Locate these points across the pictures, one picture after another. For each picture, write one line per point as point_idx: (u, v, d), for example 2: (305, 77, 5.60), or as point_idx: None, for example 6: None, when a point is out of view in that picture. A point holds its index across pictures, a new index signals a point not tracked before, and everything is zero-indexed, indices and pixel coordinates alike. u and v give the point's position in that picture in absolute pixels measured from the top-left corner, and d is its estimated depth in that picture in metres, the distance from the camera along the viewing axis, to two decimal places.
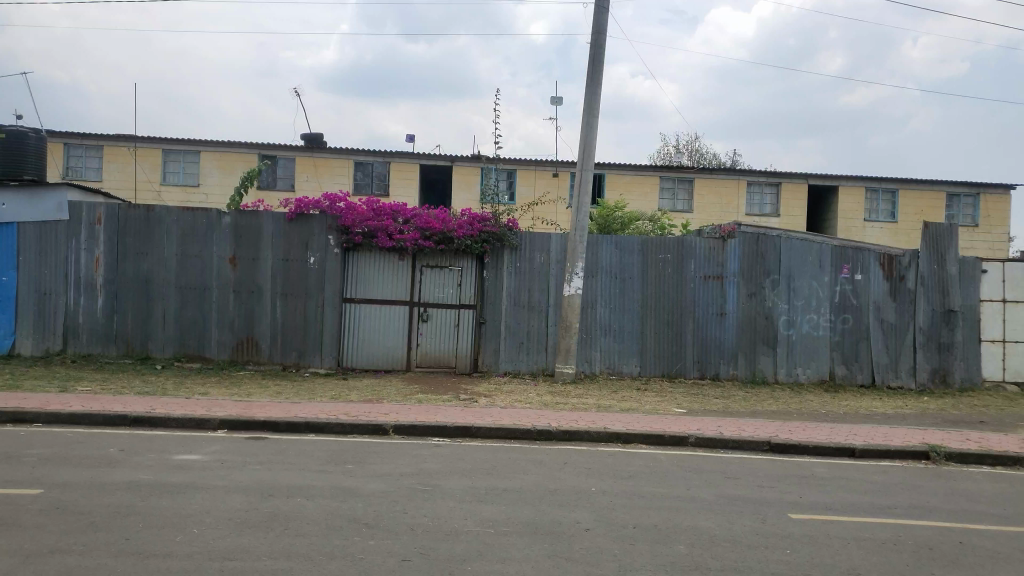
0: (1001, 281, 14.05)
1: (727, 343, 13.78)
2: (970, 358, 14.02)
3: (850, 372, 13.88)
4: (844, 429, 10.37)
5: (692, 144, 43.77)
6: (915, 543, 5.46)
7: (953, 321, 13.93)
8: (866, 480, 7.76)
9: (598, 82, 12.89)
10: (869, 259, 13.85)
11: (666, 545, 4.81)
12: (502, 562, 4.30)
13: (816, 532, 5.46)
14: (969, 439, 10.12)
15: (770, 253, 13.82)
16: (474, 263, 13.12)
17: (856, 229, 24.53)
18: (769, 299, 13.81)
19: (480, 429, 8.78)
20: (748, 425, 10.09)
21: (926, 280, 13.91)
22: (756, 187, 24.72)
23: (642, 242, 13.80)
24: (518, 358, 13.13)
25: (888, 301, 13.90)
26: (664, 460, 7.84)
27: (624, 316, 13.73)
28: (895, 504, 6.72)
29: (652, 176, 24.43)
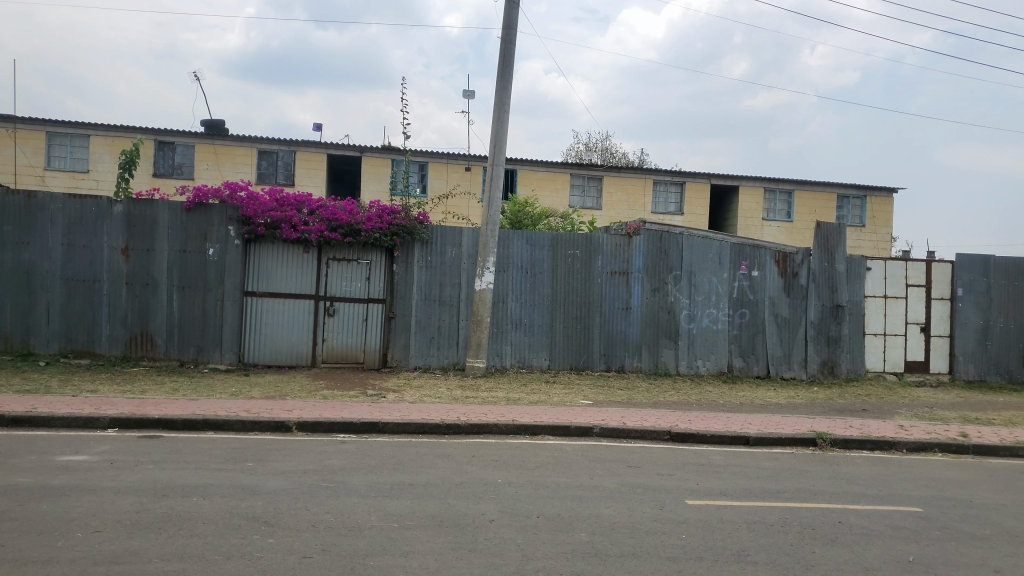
0: (884, 278, 14.99)
1: (632, 336, 14.14)
2: (856, 351, 14.88)
3: (747, 364, 14.50)
4: (740, 418, 10.83)
5: (603, 143, 44.52)
6: (801, 524, 5.77)
7: (841, 315, 14.75)
8: (759, 466, 8.14)
9: (509, 77, 12.96)
10: (765, 256, 14.50)
11: (568, 533, 4.91)
12: (405, 555, 4.28)
13: (710, 517, 5.69)
14: (852, 426, 10.76)
15: (673, 250, 14.26)
16: (383, 256, 12.96)
17: (755, 228, 25.60)
18: (671, 295, 14.25)
19: (387, 424, 8.70)
20: (651, 415, 10.40)
21: (818, 276, 14.66)
22: (662, 186, 25.44)
23: (552, 238, 13.96)
24: (428, 352, 13.07)
25: (782, 296, 14.59)
26: (570, 451, 8.00)
27: (534, 311, 13.87)
28: (785, 488, 7.09)
29: (563, 173, 24.74)
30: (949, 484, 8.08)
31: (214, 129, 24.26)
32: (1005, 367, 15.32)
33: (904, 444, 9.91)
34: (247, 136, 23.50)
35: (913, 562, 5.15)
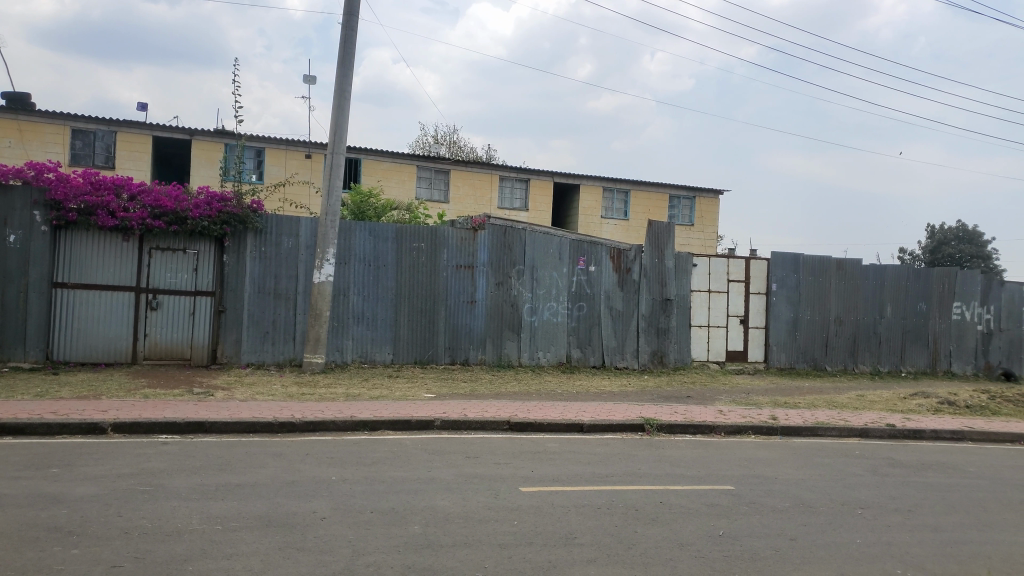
0: (707, 274, 16.14)
1: (476, 329, 14.31)
2: (682, 342, 15.91)
3: (584, 354, 15.11)
4: (577, 406, 11.28)
5: (451, 135, 44.59)
6: (626, 507, 6.10)
7: (669, 308, 15.71)
8: (591, 452, 8.51)
9: (350, 64, 12.68)
10: (601, 252, 15.14)
11: (401, 526, 4.90)
12: (228, 558, 4.11)
13: (541, 503, 5.90)
14: (677, 412, 11.52)
15: (516, 245, 14.56)
16: (213, 246, 12.29)
17: (595, 225, 26.69)
18: (514, 288, 14.57)
19: (215, 424, 8.27)
20: (491, 407, 10.59)
21: (648, 272, 15.51)
22: (507, 182, 25.89)
23: (396, 230, 13.83)
24: (262, 347, 12.56)
25: (616, 291, 15.31)
26: (409, 444, 7.98)
27: (377, 304, 13.68)
28: (613, 472, 7.46)
29: (409, 164, 24.52)
30: (759, 463, 8.85)
31: (18, 102, 21.96)
32: (811, 355, 16.96)
33: (722, 428, 10.73)
34: (58, 113, 21.46)
35: (722, 535, 5.60)
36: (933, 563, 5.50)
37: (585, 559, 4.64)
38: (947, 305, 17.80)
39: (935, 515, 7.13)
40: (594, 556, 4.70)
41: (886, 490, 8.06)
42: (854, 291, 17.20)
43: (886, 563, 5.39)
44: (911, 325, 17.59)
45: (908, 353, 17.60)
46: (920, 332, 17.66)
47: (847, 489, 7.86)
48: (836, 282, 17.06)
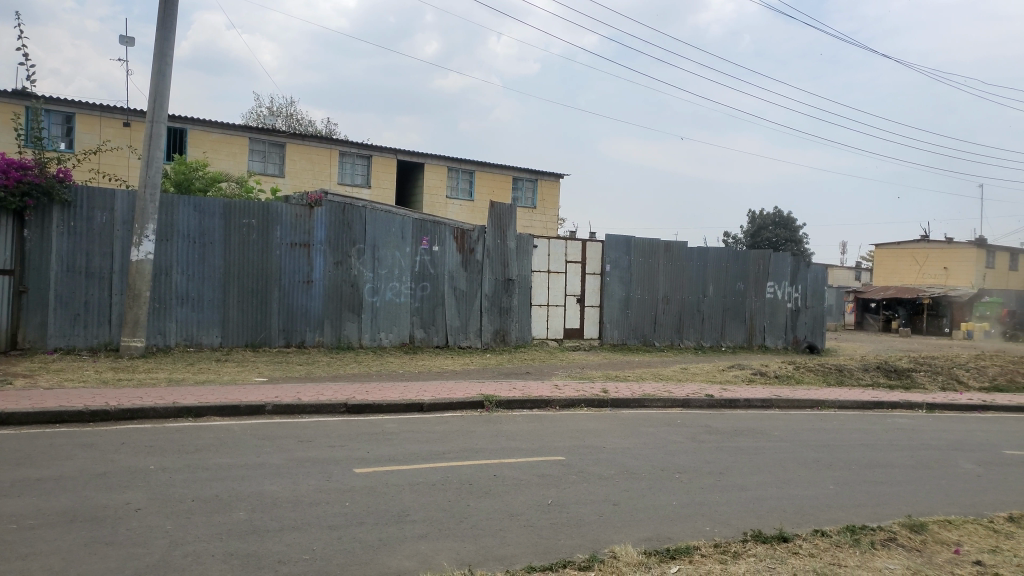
0: (546, 255, 16.65)
1: (313, 310, 13.91)
2: (523, 321, 16.34)
3: (426, 335, 15.11)
4: (417, 386, 11.31)
5: (288, 108, 42.69)
6: (459, 481, 6.22)
7: (510, 288, 16.06)
8: (430, 430, 8.58)
9: (172, 27, 11.82)
10: (444, 232, 15.18)
11: (225, 514, 4.72)
12: (25, 559, 3.79)
13: (376, 483, 5.88)
14: (516, 388, 11.84)
15: (356, 224, 14.27)
16: (12, 220, 11.09)
17: (439, 205, 26.66)
18: (354, 268, 14.29)
19: (13, 416, 7.54)
20: (328, 389, 10.39)
21: (491, 252, 15.76)
22: (348, 158, 25.27)
23: (225, 205, 13.12)
24: (72, 331, 11.54)
25: (459, 270, 15.42)
26: (237, 430, 7.66)
27: (204, 284, 12.96)
28: (449, 449, 7.57)
29: (241, 136, 23.29)
30: (590, 434, 9.30)
31: None
32: (641, 332, 17.97)
33: (557, 402, 11.15)
34: None
35: (550, 504, 5.85)
36: (737, 517, 6.05)
37: (417, 535, 4.69)
38: (762, 284, 19.44)
39: (742, 475, 7.83)
40: (426, 531, 4.77)
41: (702, 455, 8.75)
42: (681, 272, 18.38)
43: (697, 520, 5.86)
44: (730, 303, 19.06)
45: (727, 329, 19.06)
46: (738, 309, 19.18)
47: (667, 456, 8.43)
48: (665, 263, 18.14)
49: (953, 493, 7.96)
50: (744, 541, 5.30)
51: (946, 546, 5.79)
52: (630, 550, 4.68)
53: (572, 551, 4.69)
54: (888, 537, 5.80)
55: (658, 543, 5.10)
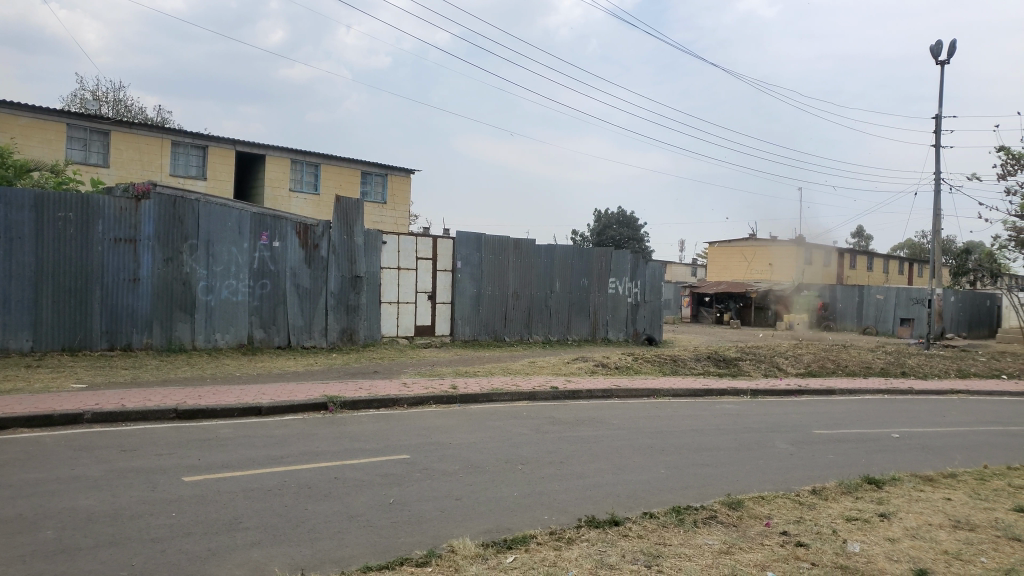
0: (395, 251, 16.51)
1: (140, 311, 13.00)
2: (371, 319, 16.08)
3: (267, 335, 14.51)
4: (257, 389, 10.86)
5: (114, 93, 39.55)
6: (298, 485, 6.05)
7: (357, 285, 15.77)
8: (269, 434, 8.27)
9: None
10: (286, 227, 14.68)
11: (30, 534, 4.34)
12: None
13: (206, 491, 5.60)
14: (362, 388, 11.65)
15: (188, 218, 13.49)
16: None
17: (282, 199, 25.68)
18: (186, 265, 13.50)
19: None
20: (156, 394, 9.75)
21: (336, 249, 15.41)
22: (181, 148, 23.77)
23: (36, 197, 12.01)
24: None
25: (303, 268, 14.95)
26: (49, 442, 7.04)
27: (11, 283, 11.78)
28: (289, 453, 7.33)
29: (57, 121, 21.33)
30: (436, 431, 9.32)
31: None
32: (491, 328, 18.22)
33: (404, 400, 11.09)
34: None
35: (391, 503, 5.82)
36: (573, 504, 6.31)
37: (249, 543, 4.52)
38: (605, 280, 20.29)
39: (581, 463, 8.15)
40: (259, 538, 4.61)
41: (544, 445, 9.02)
42: (529, 269, 18.83)
43: (536, 510, 6.04)
44: (576, 298, 19.74)
45: (573, 323, 19.73)
46: (583, 304, 19.90)
47: (511, 449, 8.62)
48: (513, 260, 18.50)
49: (769, 471, 8.70)
50: (578, 527, 5.53)
51: (758, 519, 6.34)
52: (467, 543, 4.76)
53: (410, 549, 4.70)
54: (709, 515, 6.26)
55: (497, 534, 5.22)
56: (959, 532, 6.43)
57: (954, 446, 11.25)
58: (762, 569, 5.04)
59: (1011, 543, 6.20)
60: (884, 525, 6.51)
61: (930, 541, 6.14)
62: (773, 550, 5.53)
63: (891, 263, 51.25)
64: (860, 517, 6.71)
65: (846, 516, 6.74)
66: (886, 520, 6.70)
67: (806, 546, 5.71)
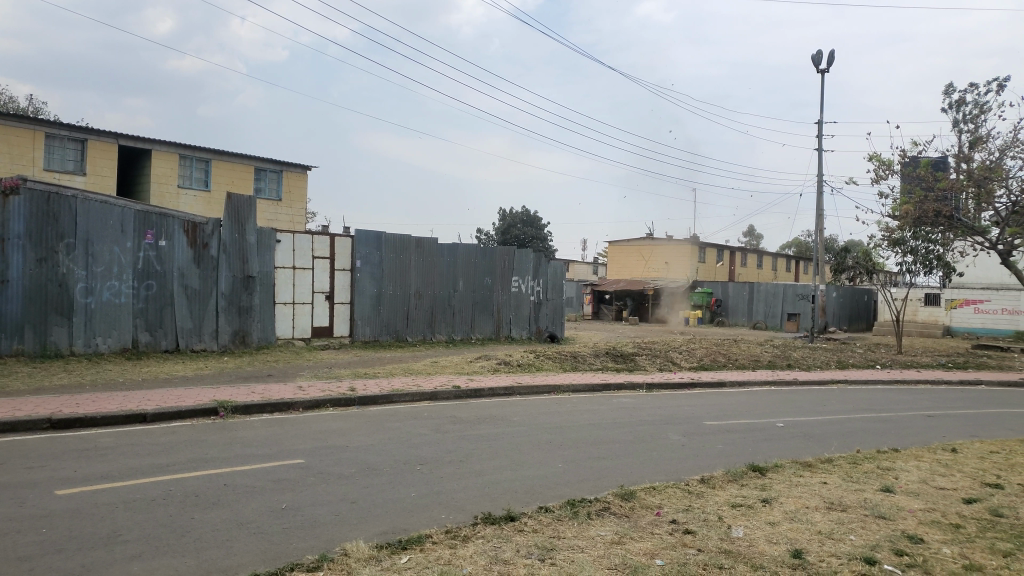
0: (291, 250, 16.10)
1: (10, 315, 12.16)
2: (266, 320, 15.60)
3: (153, 339, 13.84)
4: (142, 395, 10.36)
5: None
6: (183, 494, 5.82)
7: (251, 286, 15.28)
8: (153, 442, 7.91)
9: None
10: (173, 225, 14.07)
11: None
12: None
13: (82, 504, 5.31)
14: (255, 392, 11.30)
15: (64, 215, 12.74)
16: None
17: (170, 195, 24.56)
18: (63, 265, 12.74)
19: None
20: (29, 404, 9.16)
21: (228, 248, 14.89)
22: (56, 141, 22.35)
23: None
24: None
25: (191, 268, 14.37)
26: None
27: None
28: (175, 461, 7.04)
29: None
30: (333, 434, 9.16)
31: None
32: (393, 328, 18.03)
33: (300, 404, 10.84)
34: None
35: (284, 508, 5.69)
36: (471, 502, 6.35)
37: (129, 556, 4.32)
38: (508, 279, 20.43)
39: (480, 461, 8.20)
40: (140, 551, 4.42)
41: (444, 445, 9.02)
42: (430, 268, 18.74)
43: (432, 510, 6.04)
44: (479, 297, 19.80)
45: (477, 322, 19.78)
46: (486, 303, 19.95)
47: (410, 449, 8.57)
48: (415, 259, 18.39)
49: (662, 462, 9.01)
50: (474, 525, 5.57)
51: (650, 509, 6.56)
52: (361, 545, 4.71)
53: (301, 554, 4.61)
54: (603, 507, 6.44)
55: (393, 536, 5.18)
56: (832, 512, 6.87)
57: (831, 433, 11.98)
58: (651, 557, 5.23)
59: (877, 521, 6.68)
60: (766, 510, 6.86)
61: (807, 523, 6.53)
62: (663, 538, 5.75)
63: (779, 261, 53.91)
64: (744, 503, 7.06)
65: (731, 503, 7.07)
66: (768, 505, 7.07)
67: (693, 533, 5.96)
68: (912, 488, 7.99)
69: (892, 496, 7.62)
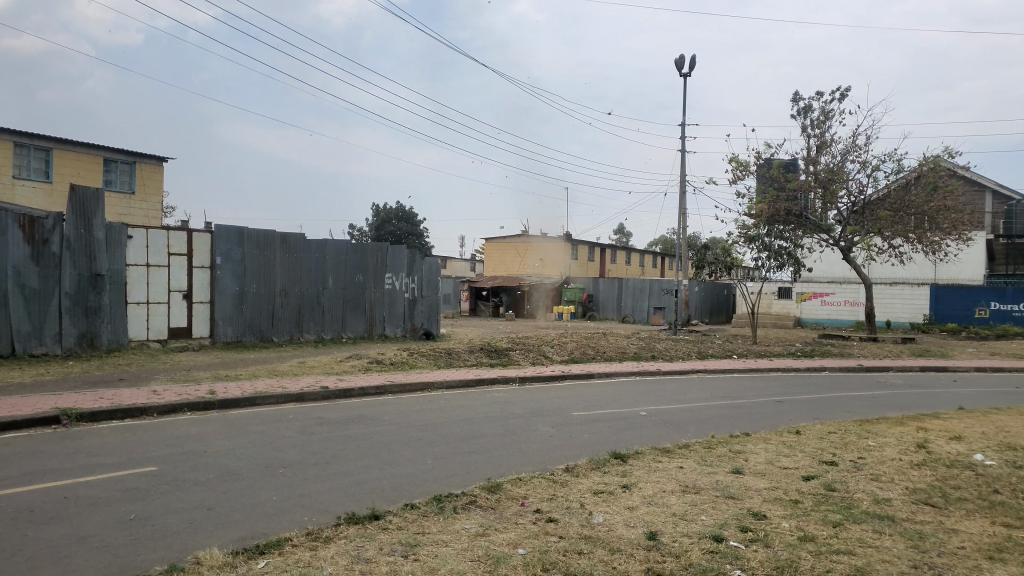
0: (144, 246, 15.24)
1: None
2: (117, 322, 14.66)
3: None
4: None
5: None
6: (16, 510, 5.39)
7: (99, 285, 14.30)
8: None
9: None
10: (6, 219, 12.98)
11: None
12: None
13: None
14: (104, 398, 10.60)
15: None
16: None
17: (5, 186, 22.54)
18: None
19: None
20: None
21: (72, 244, 13.88)
22: None
23: None
24: None
25: (29, 266, 13.30)
26: None
27: None
28: (8, 475, 6.50)
29: None
30: (191, 439, 8.75)
31: None
32: (257, 327, 17.35)
33: (154, 409, 10.27)
34: None
35: (132, 519, 5.39)
36: (335, 503, 6.25)
37: None
38: (380, 276, 20.14)
39: (347, 462, 8.07)
40: None
41: (310, 447, 8.81)
42: (298, 265, 18.22)
43: (294, 513, 5.90)
44: (350, 295, 19.40)
45: (348, 320, 19.35)
46: (357, 301, 19.57)
47: (273, 452, 8.32)
48: (280, 256, 17.83)
49: (529, 455, 9.19)
50: (337, 525, 5.50)
51: (515, 500, 6.69)
52: (214, 552, 4.56)
53: (148, 567, 4.39)
54: (469, 501, 6.51)
55: (250, 540, 5.04)
56: (686, 495, 7.27)
57: (690, 420, 12.66)
58: (514, 547, 5.35)
59: (726, 501, 7.14)
60: (626, 495, 7.18)
61: (662, 506, 6.88)
62: (526, 528, 5.88)
63: (646, 257, 56.23)
64: (605, 490, 7.35)
65: (593, 490, 7.34)
66: (628, 490, 7.39)
67: (555, 520, 6.14)
68: (759, 469, 8.59)
69: (741, 477, 8.17)
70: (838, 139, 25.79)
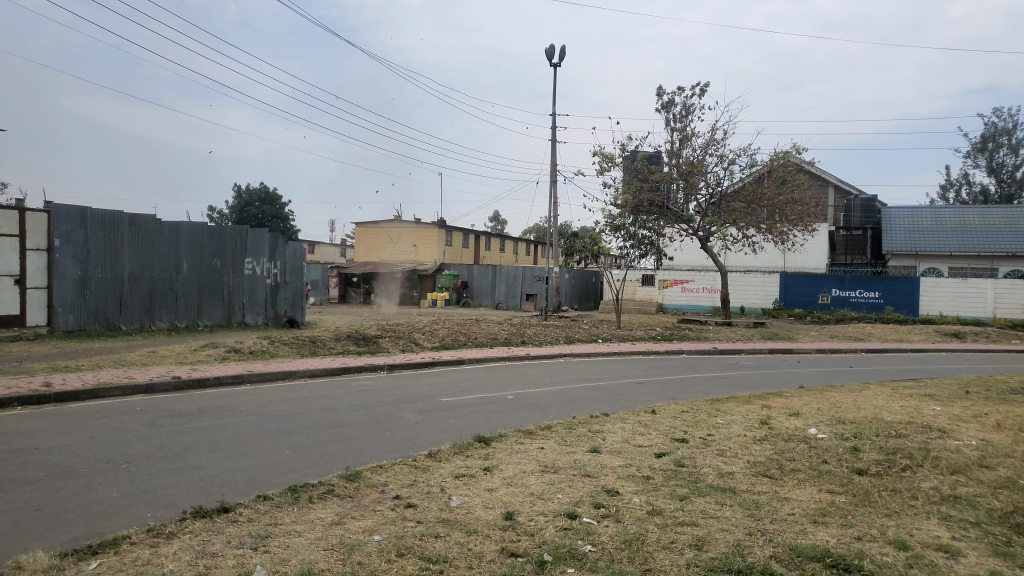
0: None
1: None
2: None
3: None
4: None
5: None
6: None
7: None
8: None
9: None
10: None
11: None
12: None
13: None
14: None
15: None
16: None
17: None
18: None
19: None
20: None
21: None
22: None
23: None
24: None
25: None
26: None
27: None
28: None
29: None
30: (21, 435, 8.08)
31: None
32: (102, 315, 16.18)
33: None
34: None
35: None
36: (181, 498, 5.95)
37: None
38: (240, 261, 19.26)
39: (197, 455, 7.70)
40: None
41: (158, 440, 8.34)
42: (148, 248, 17.14)
43: (135, 510, 5.57)
44: (207, 281, 18.44)
45: (204, 308, 18.40)
46: (214, 287, 18.64)
47: (116, 447, 7.82)
48: (128, 238, 16.70)
49: (393, 442, 9.11)
50: (181, 520, 5.25)
51: (374, 488, 6.63)
52: (39, 556, 4.25)
53: None
54: (326, 490, 6.38)
55: (83, 541, 4.72)
56: (545, 475, 7.47)
57: (555, 403, 12.98)
58: (370, 534, 5.31)
59: (583, 479, 7.39)
60: (486, 478, 7.28)
61: (520, 486, 7.04)
62: (384, 514, 5.84)
63: (519, 245, 56.94)
64: (466, 473, 7.42)
65: (454, 473, 7.40)
66: (489, 473, 7.50)
67: (414, 506, 6.14)
68: (616, 448, 8.95)
69: (598, 456, 8.47)
70: (698, 133, 27.09)
